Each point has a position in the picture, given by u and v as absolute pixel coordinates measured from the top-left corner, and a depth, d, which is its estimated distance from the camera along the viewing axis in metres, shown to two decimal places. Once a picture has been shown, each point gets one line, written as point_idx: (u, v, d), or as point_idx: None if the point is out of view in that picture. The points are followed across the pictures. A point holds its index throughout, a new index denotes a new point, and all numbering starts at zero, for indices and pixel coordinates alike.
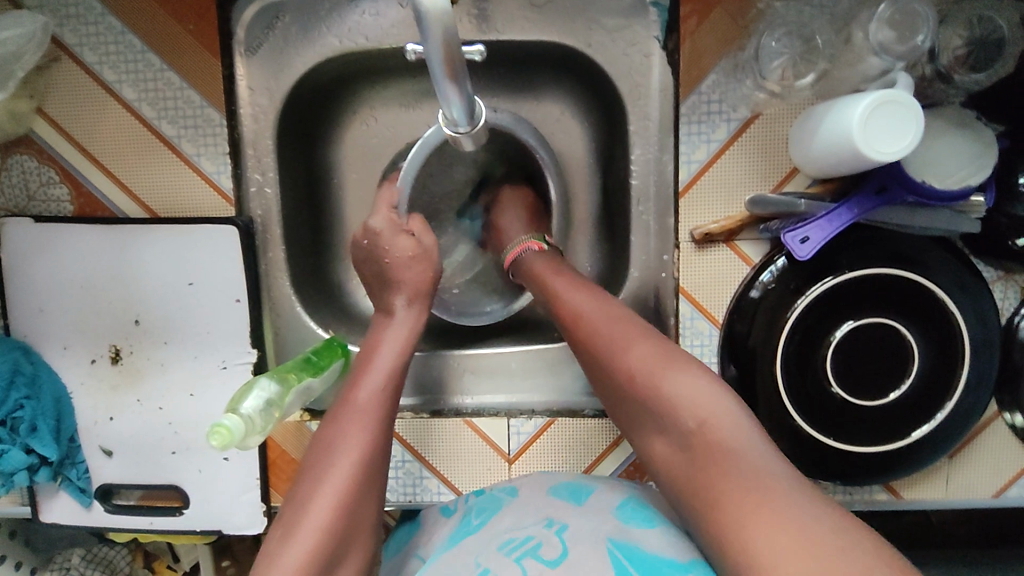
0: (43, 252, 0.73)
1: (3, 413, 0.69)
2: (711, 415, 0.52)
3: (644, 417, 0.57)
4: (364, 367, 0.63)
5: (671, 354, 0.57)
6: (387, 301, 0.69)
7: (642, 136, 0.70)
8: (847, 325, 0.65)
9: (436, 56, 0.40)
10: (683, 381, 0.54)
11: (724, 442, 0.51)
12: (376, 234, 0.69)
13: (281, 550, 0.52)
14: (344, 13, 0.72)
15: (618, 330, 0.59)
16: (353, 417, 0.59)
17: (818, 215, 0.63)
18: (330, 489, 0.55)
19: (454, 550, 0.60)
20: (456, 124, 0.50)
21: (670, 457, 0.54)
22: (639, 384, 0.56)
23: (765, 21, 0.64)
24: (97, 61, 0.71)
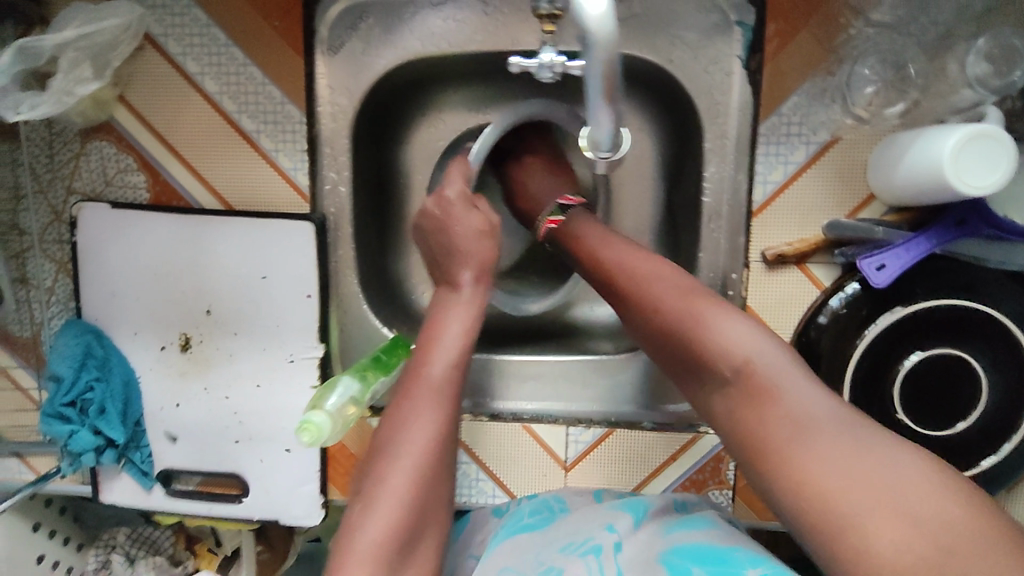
0: (117, 239, 0.74)
1: (74, 393, 0.71)
2: (762, 362, 0.50)
3: (687, 367, 0.54)
4: (432, 341, 0.62)
5: (711, 300, 0.55)
6: (452, 275, 0.66)
7: (718, 154, 0.70)
8: (917, 354, 0.65)
9: (597, 67, 0.44)
10: (728, 326, 0.52)
11: (778, 391, 0.49)
12: (448, 204, 0.69)
13: (362, 521, 0.53)
14: (427, 17, 0.72)
15: (653, 279, 0.57)
16: (425, 394, 0.59)
17: (896, 243, 0.63)
18: (404, 466, 0.55)
19: (514, 540, 0.62)
20: (598, 148, 0.51)
21: (720, 406, 0.52)
22: (680, 332, 0.54)
23: (853, 47, 0.64)
24: (181, 52, 0.72)
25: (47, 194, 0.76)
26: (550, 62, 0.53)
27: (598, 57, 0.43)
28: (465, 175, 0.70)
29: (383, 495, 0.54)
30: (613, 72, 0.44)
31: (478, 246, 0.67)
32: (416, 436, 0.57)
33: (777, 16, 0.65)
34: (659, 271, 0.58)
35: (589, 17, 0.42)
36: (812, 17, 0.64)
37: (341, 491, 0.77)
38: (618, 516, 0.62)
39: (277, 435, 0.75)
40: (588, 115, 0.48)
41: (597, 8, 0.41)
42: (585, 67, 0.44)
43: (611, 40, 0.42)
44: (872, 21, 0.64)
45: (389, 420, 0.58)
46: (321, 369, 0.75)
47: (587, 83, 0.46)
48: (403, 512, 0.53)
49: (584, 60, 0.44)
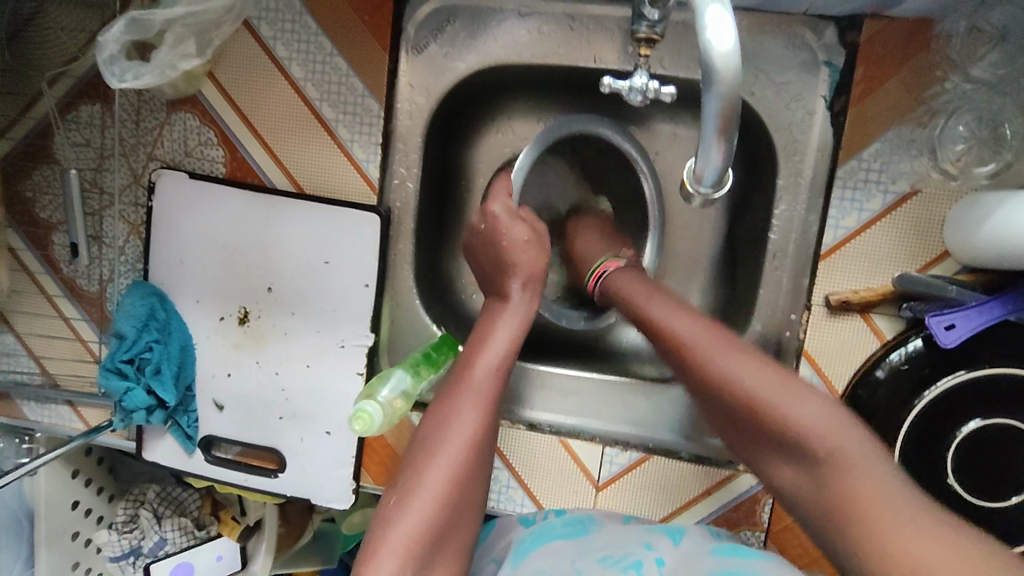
0: (192, 208, 0.76)
1: (134, 351, 0.74)
2: (841, 440, 0.49)
3: (768, 447, 0.54)
4: (479, 344, 0.62)
5: (783, 376, 0.54)
6: (502, 285, 0.67)
7: (790, 192, 0.69)
8: (973, 422, 0.63)
9: (714, 109, 0.42)
10: (802, 403, 0.51)
11: (850, 463, 0.48)
12: (494, 220, 0.68)
13: (397, 515, 0.53)
14: (513, 25, 0.73)
15: (721, 351, 0.56)
16: (469, 394, 0.59)
17: (969, 304, 0.61)
18: (443, 462, 0.55)
19: (547, 548, 0.64)
20: (700, 183, 0.48)
21: (803, 487, 0.51)
22: (759, 411, 0.53)
23: (945, 101, 0.63)
24: (273, 36, 0.74)
25: (129, 157, 0.78)
26: (642, 87, 0.53)
27: (718, 92, 0.41)
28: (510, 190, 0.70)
29: (419, 487, 0.54)
30: (732, 106, 0.42)
31: (524, 258, 0.67)
32: (455, 434, 0.56)
33: (868, 60, 0.64)
34: (728, 343, 0.57)
35: (716, 53, 0.40)
36: (904, 65, 0.64)
37: (374, 480, 0.78)
38: (655, 537, 0.64)
39: (320, 417, 0.77)
40: (697, 154, 0.47)
41: (726, 41, 0.40)
42: (704, 102, 0.43)
43: (734, 76, 0.41)
44: (970, 77, 0.62)
45: (432, 416, 0.58)
46: (370, 357, 0.76)
47: (704, 112, 0.43)
48: (437, 509, 0.53)
49: (703, 100, 0.43)
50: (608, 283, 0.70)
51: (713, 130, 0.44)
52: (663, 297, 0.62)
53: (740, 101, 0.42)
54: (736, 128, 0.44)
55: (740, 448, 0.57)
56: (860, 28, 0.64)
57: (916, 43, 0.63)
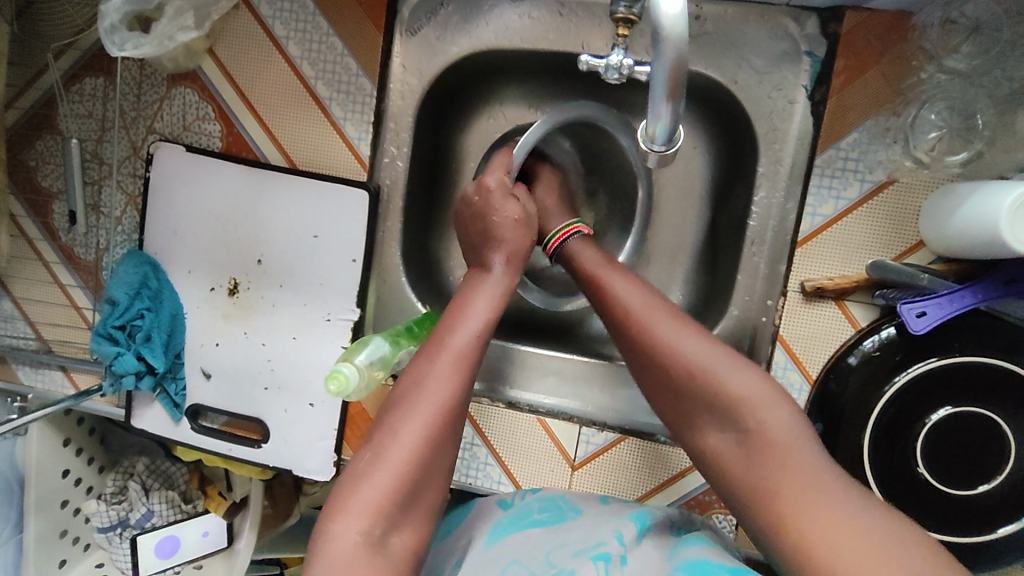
0: (187, 181, 0.78)
1: (126, 318, 0.77)
2: (770, 414, 0.52)
3: (699, 415, 0.55)
4: (459, 312, 0.63)
5: (723, 350, 0.56)
6: (485, 258, 0.68)
7: (770, 180, 0.70)
8: (943, 410, 0.64)
9: (661, 73, 0.43)
10: (741, 379, 0.54)
11: (781, 441, 0.51)
12: (488, 193, 0.70)
13: (369, 472, 0.54)
14: (505, 11, 0.75)
15: (667, 323, 0.58)
16: (446, 359, 0.60)
17: (940, 293, 0.62)
18: (416, 422, 0.56)
19: (520, 533, 0.64)
20: (653, 141, 0.49)
21: (727, 455, 0.53)
22: (695, 380, 0.55)
23: (922, 91, 0.64)
24: (271, 15, 0.76)
25: (129, 130, 0.81)
26: (619, 64, 0.55)
27: (665, 56, 0.41)
28: (507, 168, 0.72)
29: (392, 448, 0.55)
30: (680, 71, 0.42)
31: (500, 238, 0.69)
32: (429, 397, 0.57)
33: (848, 51, 0.65)
34: (673, 318, 0.58)
35: (664, 15, 0.40)
36: (882, 56, 0.65)
37: (354, 452, 0.79)
38: (627, 525, 0.64)
39: (304, 389, 0.78)
40: (648, 113, 0.47)
41: (675, 7, 0.40)
42: (653, 64, 0.43)
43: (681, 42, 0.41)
44: (945, 68, 0.63)
45: (410, 379, 0.59)
46: (354, 331, 0.78)
47: (654, 75, 0.44)
48: (407, 467, 0.54)
49: (651, 62, 0.43)
50: (566, 250, 0.68)
51: (661, 91, 0.45)
52: (618, 269, 0.64)
53: (687, 66, 0.42)
54: (684, 90, 0.45)
55: (668, 418, 0.58)
56: (842, 19, 0.66)
57: (894, 35, 0.64)
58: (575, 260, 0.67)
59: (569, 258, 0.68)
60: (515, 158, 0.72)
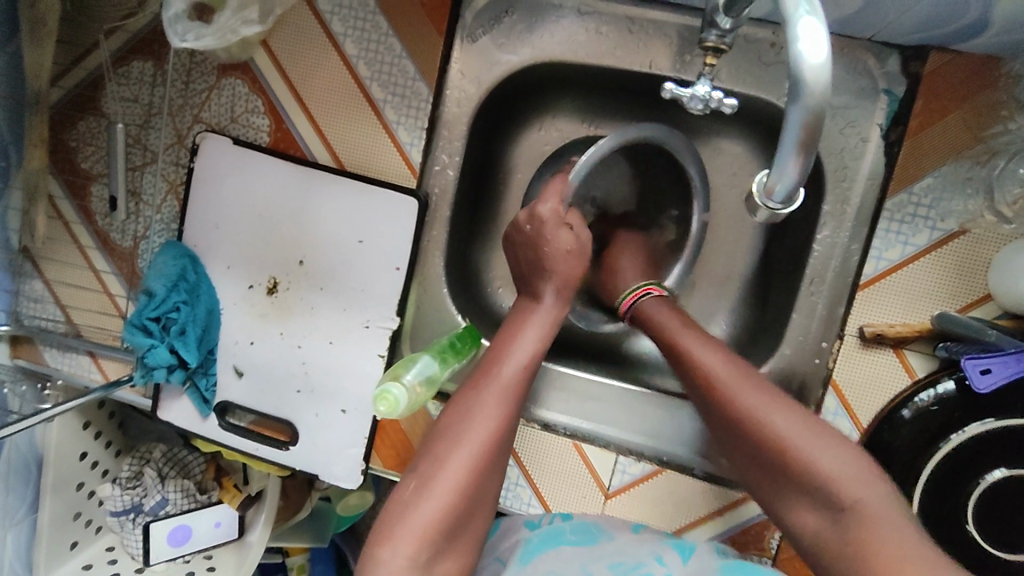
0: (232, 174, 0.76)
1: (161, 310, 0.74)
2: (865, 491, 0.52)
3: (793, 488, 0.55)
4: (509, 343, 0.64)
5: (810, 421, 0.56)
6: (536, 288, 0.69)
7: (835, 219, 0.68)
8: (999, 471, 0.62)
9: (796, 125, 0.39)
10: (833, 453, 0.54)
11: (879, 521, 0.50)
12: (540, 223, 0.68)
13: (415, 502, 0.54)
14: (572, 23, 0.72)
15: (751, 391, 0.58)
16: (495, 390, 0.60)
17: (1007, 351, 0.59)
18: (463, 451, 0.57)
19: (556, 552, 0.65)
20: (769, 199, 0.44)
21: (824, 530, 0.53)
22: (787, 455, 0.55)
23: (1004, 142, 0.62)
24: (330, 11, 0.74)
25: (175, 118, 0.79)
26: (705, 95, 0.52)
27: (803, 106, 0.38)
28: (561, 193, 0.68)
29: (439, 476, 0.55)
30: (817, 124, 0.38)
31: (561, 263, 0.68)
32: (476, 428, 0.58)
33: (929, 94, 0.64)
34: (762, 388, 0.58)
35: (806, 62, 0.37)
36: (963, 103, 0.63)
37: (382, 463, 0.78)
38: (665, 549, 0.64)
39: (338, 395, 0.77)
40: (771, 170, 0.42)
41: (818, 53, 0.37)
42: (787, 115, 0.39)
43: (823, 91, 0.37)
44: None
45: (455, 406, 0.60)
46: (392, 340, 0.76)
47: (784, 126, 0.39)
48: (450, 499, 0.55)
49: (785, 115, 0.39)
50: (644, 310, 0.69)
51: (791, 145, 0.40)
52: (696, 329, 0.64)
53: (827, 119, 0.38)
54: (818, 145, 0.40)
55: (760, 488, 0.58)
56: (925, 60, 0.64)
57: (979, 81, 0.63)
58: (653, 317, 0.68)
59: (648, 315, 0.68)
60: (571, 182, 0.68)
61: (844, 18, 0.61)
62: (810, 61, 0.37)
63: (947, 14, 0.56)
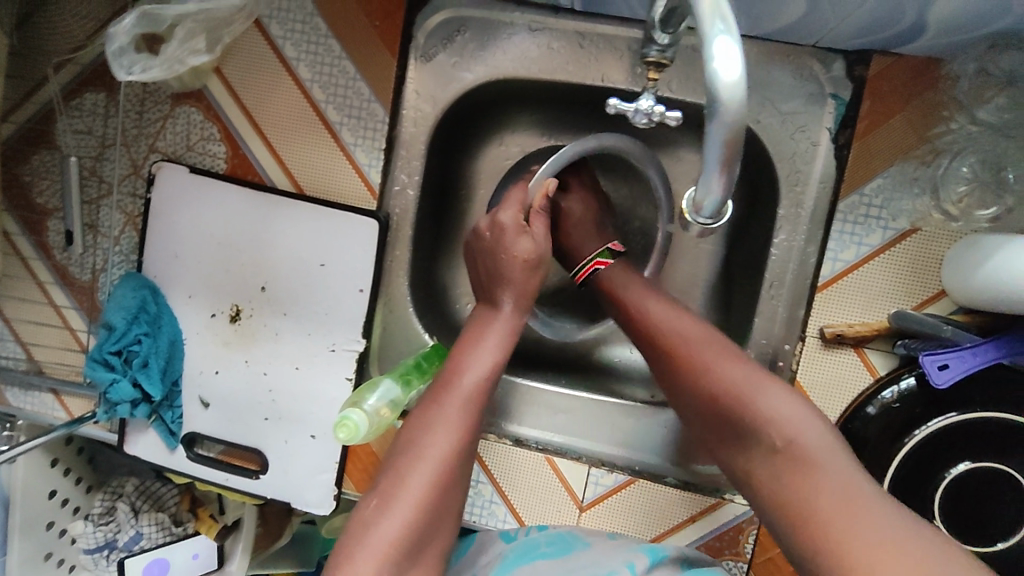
0: (190, 204, 0.76)
1: (122, 343, 0.74)
2: (800, 429, 0.54)
3: (736, 434, 0.57)
4: (467, 352, 0.64)
5: (754, 369, 0.58)
6: (494, 296, 0.68)
7: (790, 222, 0.68)
8: (962, 465, 0.63)
9: (716, 142, 0.39)
10: (774, 397, 0.56)
11: (812, 457, 0.52)
12: (500, 228, 0.69)
13: (377, 520, 0.55)
14: (524, 39, 0.73)
15: (695, 343, 0.61)
16: (454, 403, 0.61)
17: (964, 346, 0.61)
18: (425, 465, 0.57)
19: (530, 567, 0.64)
20: (699, 214, 0.44)
21: (758, 470, 0.55)
22: (726, 401, 0.57)
23: (950, 141, 0.63)
24: (282, 36, 0.74)
25: (129, 148, 0.78)
26: (648, 110, 0.53)
27: (722, 124, 0.38)
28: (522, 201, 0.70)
29: (402, 493, 0.56)
30: (737, 139, 0.39)
31: (518, 271, 0.67)
32: (437, 442, 0.59)
33: (874, 97, 0.65)
34: (708, 340, 0.61)
35: (721, 82, 0.37)
36: (908, 104, 0.64)
37: (355, 486, 0.77)
38: (638, 556, 0.63)
39: (306, 420, 0.76)
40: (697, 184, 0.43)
41: (733, 72, 0.37)
42: (708, 133, 0.39)
43: (739, 109, 0.38)
44: (976, 118, 0.63)
45: (416, 421, 0.60)
46: (359, 362, 0.75)
47: (707, 143, 0.40)
48: (414, 516, 0.55)
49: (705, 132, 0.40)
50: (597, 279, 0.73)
51: (715, 161, 0.41)
52: (651, 291, 0.68)
53: (745, 135, 0.39)
54: (739, 159, 0.41)
55: (705, 438, 0.61)
56: (868, 64, 0.65)
57: (922, 83, 0.64)
58: (606, 284, 0.71)
59: (600, 282, 0.72)
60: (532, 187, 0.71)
61: (787, 26, 0.63)
62: (725, 81, 0.37)
63: (883, 20, 0.57)
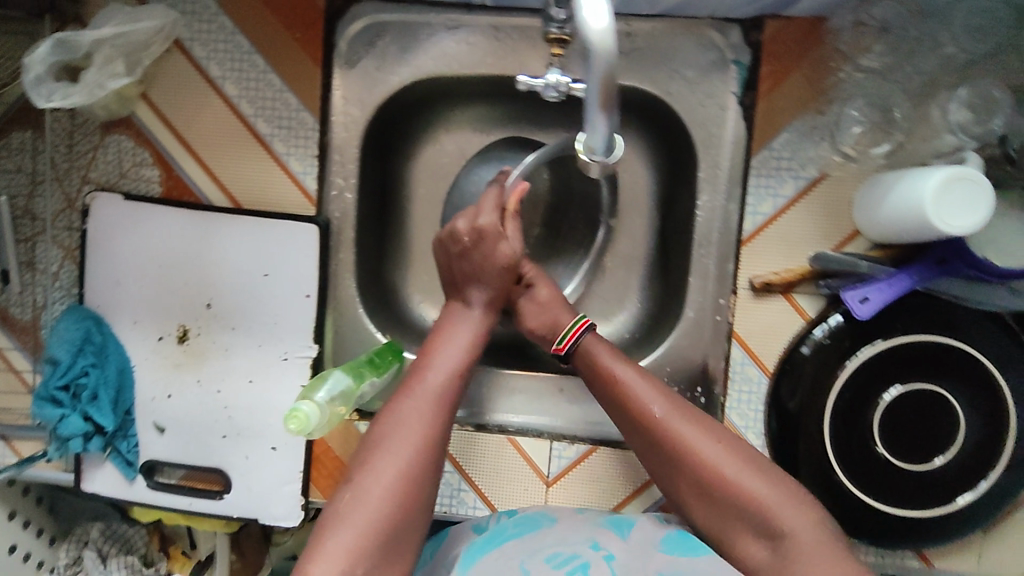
0: (126, 229, 0.76)
1: (69, 377, 0.73)
2: (795, 513, 0.58)
3: (728, 519, 0.60)
4: (433, 353, 0.65)
5: (740, 454, 0.62)
6: (463, 293, 0.70)
7: (711, 184, 0.72)
8: (895, 389, 0.66)
9: (593, 84, 0.45)
10: (764, 483, 0.60)
11: (811, 541, 0.56)
12: (480, 232, 0.69)
13: (348, 512, 0.55)
14: (443, 38, 0.76)
15: (688, 428, 0.63)
16: (423, 396, 0.61)
17: (880, 278, 0.65)
18: (394, 456, 0.57)
19: (497, 551, 0.62)
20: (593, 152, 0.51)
21: (759, 557, 0.58)
22: (724, 487, 0.60)
23: (843, 89, 0.68)
24: (206, 56, 0.75)
25: (62, 181, 0.78)
26: (556, 83, 0.55)
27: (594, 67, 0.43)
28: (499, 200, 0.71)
29: (371, 484, 0.56)
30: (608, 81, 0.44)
31: (498, 278, 0.69)
32: (407, 436, 0.59)
33: (770, 58, 0.69)
34: (698, 425, 0.63)
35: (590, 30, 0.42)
36: (802, 61, 0.69)
37: (323, 494, 0.77)
38: (605, 533, 0.63)
39: (265, 433, 0.76)
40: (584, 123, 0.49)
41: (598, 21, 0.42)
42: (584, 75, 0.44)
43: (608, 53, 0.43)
44: (860, 67, 0.68)
45: (385, 414, 0.61)
46: (313, 369, 0.76)
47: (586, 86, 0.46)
48: (385, 505, 0.55)
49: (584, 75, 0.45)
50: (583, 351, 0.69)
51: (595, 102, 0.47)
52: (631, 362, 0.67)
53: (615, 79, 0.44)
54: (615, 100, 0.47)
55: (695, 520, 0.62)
56: (762, 29, 0.70)
57: (811, 41, 0.69)
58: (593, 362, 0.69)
59: (586, 360, 0.69)
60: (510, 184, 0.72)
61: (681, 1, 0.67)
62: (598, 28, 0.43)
63: None
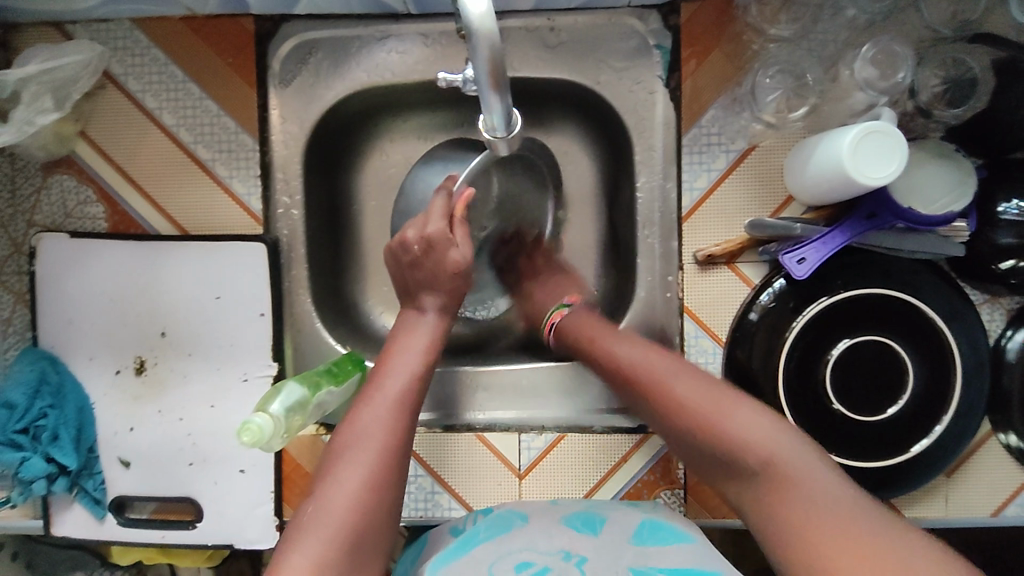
0: (74, 267, 0.75)
1: (27, 420, 0.72)
2: (778, 445, 0.56)
3: (716, 461, 0.59)
4: (392, 357, 0.66)
5: (721, 391, 0.61)
6: (417, 299, 0.70)
7: (647, 166, 0.75)
8: (842, 343, 0.68)
9: (482, 66, 0.48)
10: (746, 419, 0.58)
11: (794, 474, 0.54)
12: (430, 240, 0.69)
13: (313, 520, 0.55)
14: (372, 49, 0.77)
15: (663, 370, 0.63)
16: (383, 401, 0.62)
17: (813, 238, 0.67)
18: (356, 464, 0.58)
19: (466, 558, 0.60)
20: (495, 128, 0.56)
21: (749, 492, 0.56)
22: (705, 428, 0.59)
23: (760, 60, 0.71)
24: (141, 89, 0.76)
25: (8, 228, 0.78)
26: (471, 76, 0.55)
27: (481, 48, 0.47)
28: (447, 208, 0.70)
29: (333, 495, 0.57)
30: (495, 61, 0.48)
31: (451, 284, 0.70)
32: (368, 444, 0.59)
33: (689, 39, 0.72)
34: (675, 368, 0.63)
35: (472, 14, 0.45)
36: (719, 39, 0.71)
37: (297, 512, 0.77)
38: (574, 532, 0.63)
39: (230, 456, 0.75)
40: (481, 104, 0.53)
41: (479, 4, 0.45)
42: (472, 57, 0.48)
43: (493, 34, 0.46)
44: (772, 37, 0.70)
45: (345, 424, 0.61)
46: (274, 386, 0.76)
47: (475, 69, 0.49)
48: (350, 511, 0.56)
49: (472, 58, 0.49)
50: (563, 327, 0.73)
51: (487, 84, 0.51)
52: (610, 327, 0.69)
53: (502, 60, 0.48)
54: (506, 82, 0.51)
55: (689, 460, 0.61)
56: (679, 12, 0.72)
57: (726, 18, 0.71)
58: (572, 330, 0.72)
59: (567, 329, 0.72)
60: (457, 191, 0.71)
61: None
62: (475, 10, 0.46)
63: None
